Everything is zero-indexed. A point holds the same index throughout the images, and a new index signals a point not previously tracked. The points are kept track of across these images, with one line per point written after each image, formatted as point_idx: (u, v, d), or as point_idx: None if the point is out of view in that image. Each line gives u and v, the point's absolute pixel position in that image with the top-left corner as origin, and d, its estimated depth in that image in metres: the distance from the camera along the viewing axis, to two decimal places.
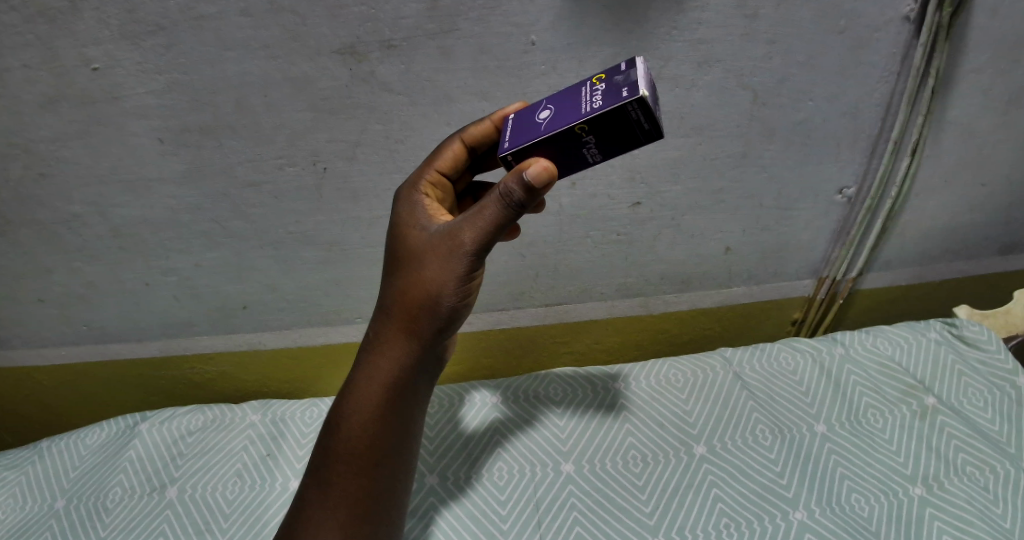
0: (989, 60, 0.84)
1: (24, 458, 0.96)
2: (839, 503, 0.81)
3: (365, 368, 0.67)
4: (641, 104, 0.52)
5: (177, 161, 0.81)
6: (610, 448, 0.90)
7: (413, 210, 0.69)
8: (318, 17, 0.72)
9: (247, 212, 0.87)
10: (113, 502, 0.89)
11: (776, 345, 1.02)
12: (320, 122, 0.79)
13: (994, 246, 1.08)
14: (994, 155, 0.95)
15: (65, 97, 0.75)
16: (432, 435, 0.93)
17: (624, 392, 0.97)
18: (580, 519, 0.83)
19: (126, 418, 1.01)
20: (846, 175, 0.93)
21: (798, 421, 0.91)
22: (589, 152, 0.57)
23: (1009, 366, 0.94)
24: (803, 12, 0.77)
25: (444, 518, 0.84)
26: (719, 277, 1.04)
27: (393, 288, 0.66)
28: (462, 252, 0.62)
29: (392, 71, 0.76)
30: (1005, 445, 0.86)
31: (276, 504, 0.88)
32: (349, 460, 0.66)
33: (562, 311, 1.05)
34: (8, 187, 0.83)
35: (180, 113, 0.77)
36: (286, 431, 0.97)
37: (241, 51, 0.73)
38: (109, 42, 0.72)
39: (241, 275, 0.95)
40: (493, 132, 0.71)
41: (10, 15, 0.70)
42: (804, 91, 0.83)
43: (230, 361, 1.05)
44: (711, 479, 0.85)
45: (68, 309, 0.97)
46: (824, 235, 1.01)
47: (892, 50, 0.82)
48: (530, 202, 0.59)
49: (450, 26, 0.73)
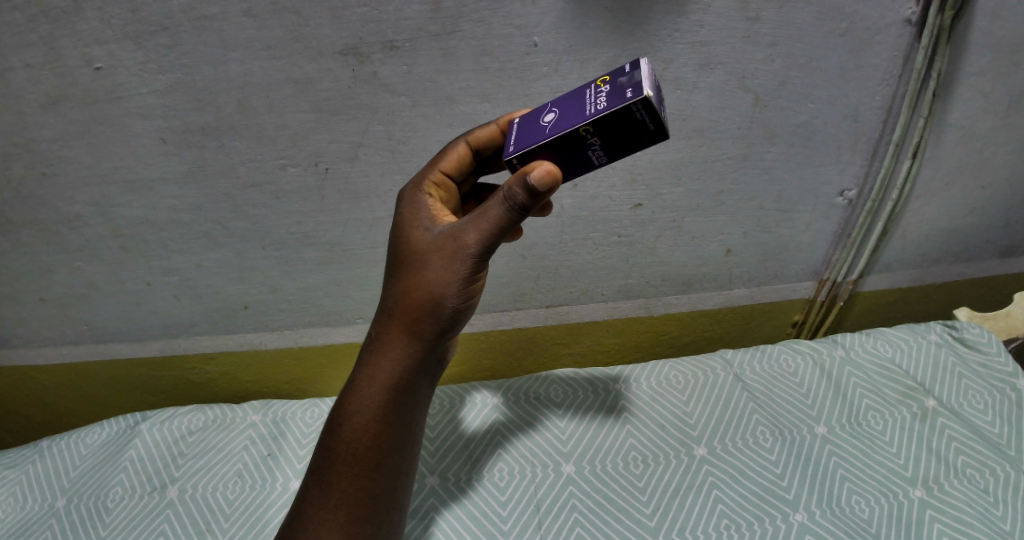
0: (989, 63, 0.85)
1: (24, 457, 0.97)
2: (839, 505, 0.81)
3: (366, 368, 0.67)
4: (645, 104, 0.52)
5: (178, 161, 0.81)
6: (611, 449, 0.90)
7: (416, 211, 0.69)
8: (320, 18, 0.72)
9: (247, 212, 0.87)
10: (113, 502, 0.89)
11: (777, 347, 1.02)
12: (321, 123, 0.79)
13: (994, 249, 1.09)
14: (994, 158, 0.95)
15: (67, 97, 0.76)
16: (433, 435, 0.94)
17: (625, 393, 0.97)
18: (581, 520, 0.83)
19: (126, 418, 1.01)
20: (846, 178, 0.94)
21: (798, 422, 0.91)
22: (594, 154, 0.58)
23: (1009, 368, 0.94)
24: (804, 15, 0.77)
25: (444, 518, 0.84)
26: (719, 278, 1.05)
27: (396, 289, 0.66)
28: (465, 253, 0.62)
29: (394, 73, 0.76)
30: (1005, 447, 0.87)
31: (276, 503, 0.88)
32: (350, 461, 0.66)
33: (563, 312, 1.05)
34: (8, 187, 0.83)
35: (182, 113, 0.77)
36: (286, 431, 0.97)
37: (243, 51, 0.73)
38: (112, 42, 0.72)
39: (242, 275, 0.95)
40: (499, 135, 0.72)
41: (13, 15, 0.70)
42: (804, 94, 0.84)
43: (230, 361, 1.05)
44: (711, 480, 0.85)
45: (69, 309, 0.97)
46: (824, 238, 1.01)
47: (892, 53, 0.82)
48: (533, 205, 0.59)
49: (453, 27, 0.74)
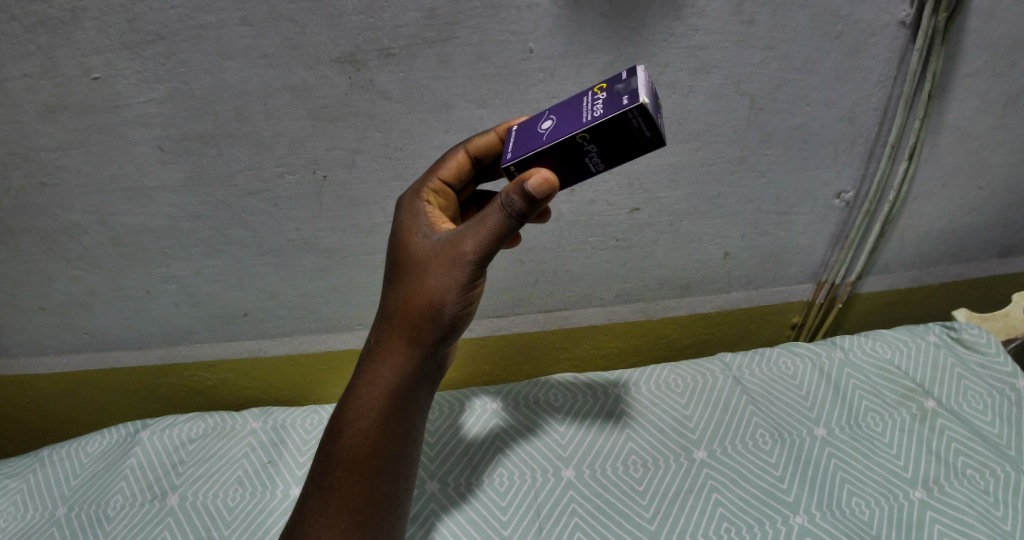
0: (986, 64, 0.85)
1: (25, 466, 0.97)
2: (840, 507, 0.81)
3: (366, 375, 0.67)
4: (641, 111, 0.52)
5: (177, 169, 0.82)
6: (611, 454, 0.90)
7: (415, 218, 0.69)
8: (318, 26, 0.72)
9: (247, 220, 0.87)
10: (114, 510, 0.89)
11: (776, 350, 1.02)
12: (319, 130, 0.79)
13: (992, 250, 1.09)
14: (992, 159, 0.95)
15: (66, 105, 0.76)
16: (433, 441, 0.94)
17: (625, 397, 0.97)
18: (581, 524, 0.83)
19: (126, 426, 1.01)
20: (844, 180, 0.94)
21: (798, 424, 0.91)
22: (592, 161, 0.58)
23: (1009, 369, 0.94)
24: (799, 18, 0.77)
25: (445, 524, 0.84)
26: (719, 281, 1.05)
27: (395, 296, 0.66)
28: (464, 260, 0.62)
29: (391, 79, 0.76)
30: (1005, 447, 0.86)
31: (276, 511, 0.88)
32: (350, 467, 0.66)
33: (562, 317, 1.05)
34: (8, 196, 0.83)
35: (180, 121, 0.78)
36: (287, 438, 0.97)
37: (242, 59, 0.74)
38: (109, 52, 0.73)
39: (242, 283, 0.95)
40: (498, 143, 0.72)
41: (11, 25, 0.70)
42: (802, 96, 0.84)
43: (231, 369, 1.06)
44: (711, 484, 0.85)
45: (69, 317, 0.97)
46: (822, 239, 1.01)
47: (889, 55, 0.82)
48: (532, 212, 0.59)
49: (449, 34, 0.74)
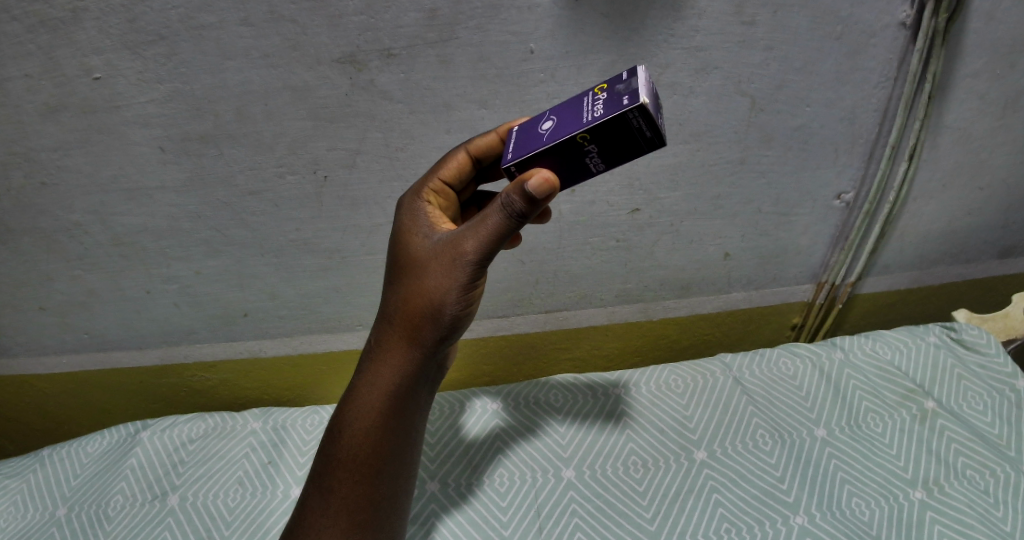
0: (986, 65, 0.85)
1: (25, 466, 0.97)
2: (840, 507, 0.81)
3: (366, 376, 0.68)
4: (641, 111, 0.53)
5: (177, 169, 0.82)
6: (611, 454, 0.90)
7: (416, 219, 0.69)
8: (318, 26, 0.72)
9: (247, 220, 0.87)
10: (114, 510, 0.89)
11: (776, 350, 1.02)
12: (319, 130, 0.79)
13: (992, 250, 1.09)
14: (992, 159, 0.95)
15: (66, 106, 0.76)
16: (433, 441, 0.94)
17: (625, 397, 0.97)
18: (581, 525, 0.83)
19: (126, 426, 1.00)
20: (844, 180, 0.94)
21: (798, 425, 0.91)
22: (592, 161, 0.58)
23: (1009, 369, 0.94)
24: (799, 19, 0.78)
25: (445, 525, 0.84)
26: (719, 282, 1.05)
27: (395, 296, 0.66)
28: (464, 261, 0.62)
29: (392, 80, 0.76)
30: (1004, 447, 0.86)
31: (277, 511, 0.88)
32: (351, 467, 0.66)
33: (562, 317, 1.05)
34: (8, 196, 0.83)
35: (181, 121, 0.78)
36: (287, 438, 0.97)
37: (242, 60, 0.74)
38: (110, 52, 0.73)
39: (242, 283, 0.95)
40: (499, 144, 0.72)
41: (11, 26, 0.70)
42: (802, 97, 0.84)
43: (232, 369, 1.06)
44: (711, 484, 0.85)
45: (69, 317, 0.97)
46: (822, 240, 1.01)
47: (889, 56, 0.82)
48: (532, 212, 0.59)
49: (449, 34, 0.74)
